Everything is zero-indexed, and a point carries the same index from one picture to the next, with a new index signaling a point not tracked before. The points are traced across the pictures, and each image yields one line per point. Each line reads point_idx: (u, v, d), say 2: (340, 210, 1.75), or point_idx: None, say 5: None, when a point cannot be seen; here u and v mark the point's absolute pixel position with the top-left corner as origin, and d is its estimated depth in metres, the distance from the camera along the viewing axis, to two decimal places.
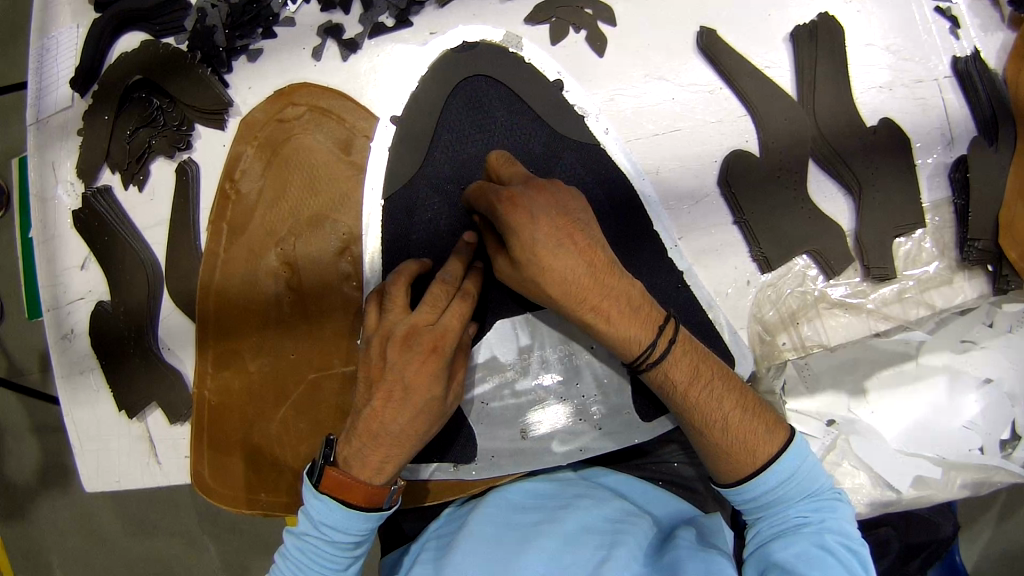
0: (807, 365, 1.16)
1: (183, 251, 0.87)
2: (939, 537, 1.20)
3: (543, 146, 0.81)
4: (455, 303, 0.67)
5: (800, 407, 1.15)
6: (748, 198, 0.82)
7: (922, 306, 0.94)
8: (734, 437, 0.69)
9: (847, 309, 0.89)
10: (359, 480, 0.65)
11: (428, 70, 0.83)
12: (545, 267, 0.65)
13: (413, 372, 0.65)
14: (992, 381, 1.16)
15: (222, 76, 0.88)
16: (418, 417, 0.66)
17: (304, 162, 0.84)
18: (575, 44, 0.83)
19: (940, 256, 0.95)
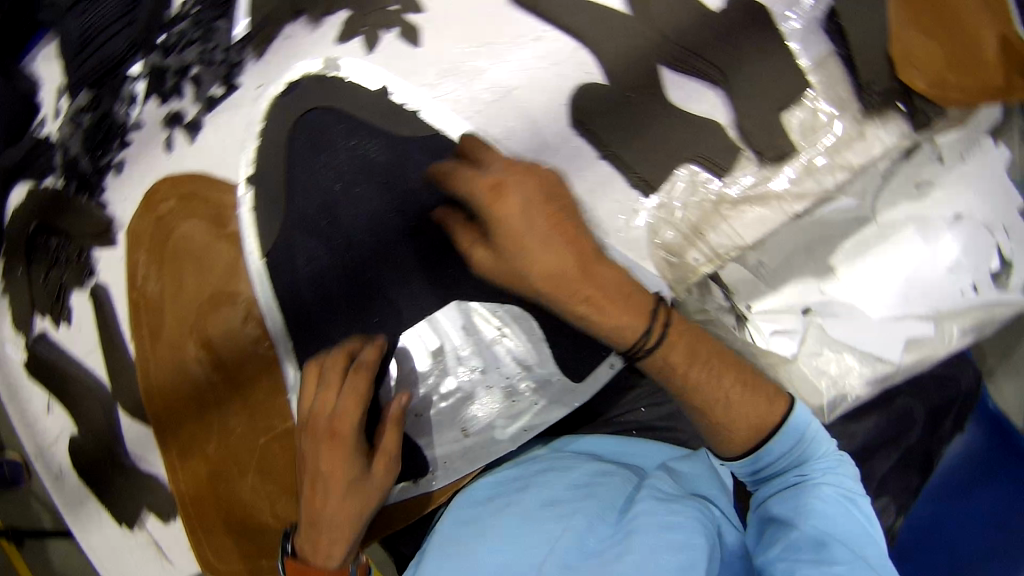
0: (760, 262, 1.08)
1: (121, 365, 0.91)
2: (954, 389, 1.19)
3: (391, 155, 0.81)
4: (352, 388, 0.77)
5: (768, 307, 1.09)
6: (608, 129, 0.79)
7: (840, 170, 0.90)
8: (738, 411, 0.74)
9: (759, 203, 0.86)
10: (313, 564, 0.77)
11: (267, 122, 0.85)
12: (541, 246, 0.69)
13: (333, 457, 0.76)
14: (964, 216, 1.13)
15: (99, 198, 0.92)
16: (347, 496, 0.76)
17: (191, 249, 0.88)
18: (391, 44, 0.82)
19: (842, 114, 0.88)
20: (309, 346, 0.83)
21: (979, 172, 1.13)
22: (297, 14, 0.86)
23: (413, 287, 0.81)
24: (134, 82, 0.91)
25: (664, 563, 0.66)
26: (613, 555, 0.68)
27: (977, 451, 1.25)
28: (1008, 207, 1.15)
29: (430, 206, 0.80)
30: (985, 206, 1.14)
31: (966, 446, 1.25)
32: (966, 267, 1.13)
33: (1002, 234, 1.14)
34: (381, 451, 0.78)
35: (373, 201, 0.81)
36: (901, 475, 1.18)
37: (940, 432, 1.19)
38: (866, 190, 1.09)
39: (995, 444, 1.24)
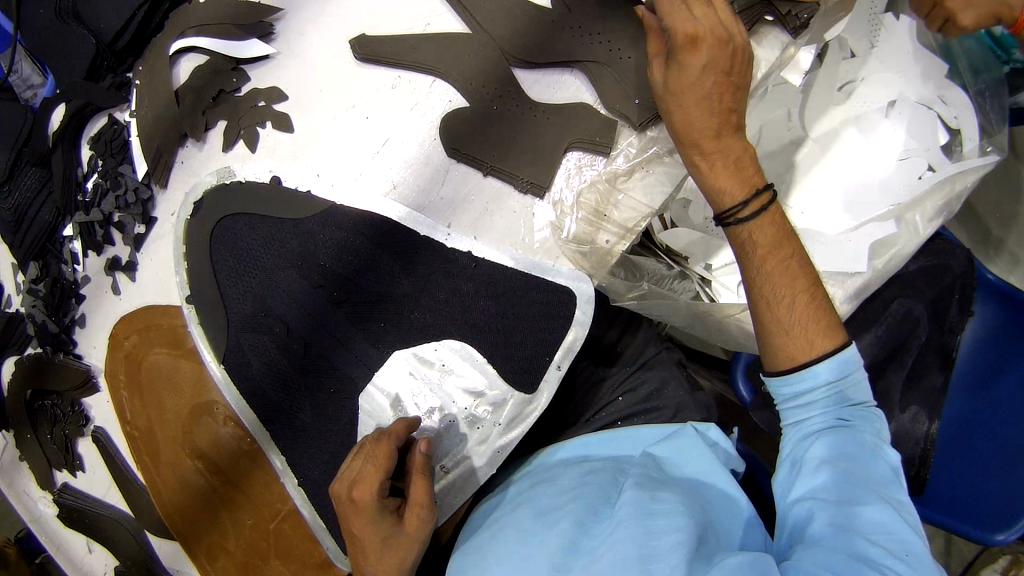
0: (708, 218, 0.90)
1: (134, 494, 0.99)
2: (955, 273, 1.04)
3: (297, 238, 0.86)
4: (372, 459, 0.73)
5: (727, 259, 0.90)
6: (474, 148, 0.82)
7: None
8: (796, 317, 0.69)
9: (654, 165, 0.81)
10: None
11: (187, 242, 0.91)
12: (696, 82, 0.69)
13: (361, 524, 0.72)
14: (896, 102, 1.08)
15: (74, 352, 1.00)
16: (386, 560, 0.71)
17: (159, 374, 0.94)
18: (268, 137, 0.89)
19: None
20: (279, 428, 0.88)
21: (894, 51, 1.08)
22: (184, 137, 0.93)
23: (353, 350, 0.84)
24: (71, 242, 0.99)
25: (660, 548, 0.62)
26: (600, 549, 0.64)
27: (992, 328, 1.04)
28: (931, 76, 1.08)
29: (346, 272, 0.84)
30: (914, 83, 1.08)
31: (980, 327, 1.05)
32: (917, 150, 1.07)
33: (939, 103, 1.07)
34: (412, 503, 0.73)
35: (297, 285, 0.86)
36: (922, 378, 1.03)
37: (951, 322, 1.04)
38: (788, 111, 1.07)
39: (1010, 315, 1.02)
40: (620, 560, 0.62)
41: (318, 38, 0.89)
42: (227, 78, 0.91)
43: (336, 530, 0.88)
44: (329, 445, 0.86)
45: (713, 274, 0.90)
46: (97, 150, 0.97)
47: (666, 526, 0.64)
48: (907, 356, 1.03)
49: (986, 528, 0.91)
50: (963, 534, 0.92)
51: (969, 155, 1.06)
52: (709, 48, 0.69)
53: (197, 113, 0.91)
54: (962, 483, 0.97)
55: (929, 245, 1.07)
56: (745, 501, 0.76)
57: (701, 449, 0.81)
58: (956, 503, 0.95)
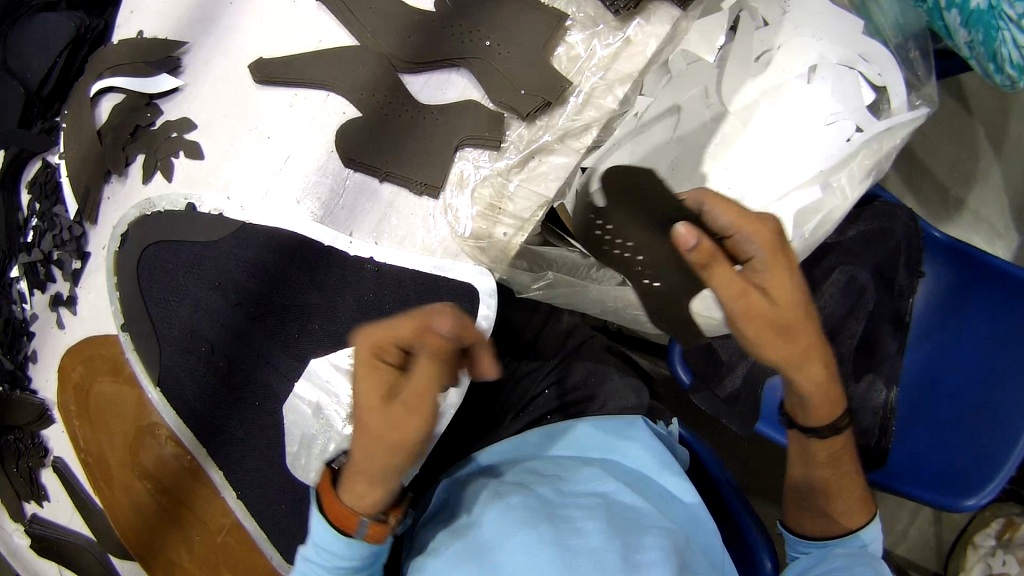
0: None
1: (95, 519, 1.02)
2: (897, 236, 0.97)
3: (212, 261, 0.89)
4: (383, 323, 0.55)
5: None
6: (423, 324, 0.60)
7: (618, 83, 0.87)
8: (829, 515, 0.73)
9: (546, 153, 0.84)
10: (349, 506, 0.55)
11: (118, 272, 0.95)
12: (775, 335, 0.63)
13: (417, 380, 0.53)
14: (818, 65, 1.01)
15: (29, 388, 1.04)
16: (392, 434, 0.53)
17: (105, 403, 0.98)
18: (183, 166, 0.92)
19: (595, 30, 0.87)
20: (216, 444, 0.91)
21: (810, 14, 1.03)
22: (108, 174, 0.97)
23: (273, 363, 0.87)
24: (17, 283, 1.03)
25: (643, 557, 0.64)
26: (583, 550, 0.64)
27: (949, 286, 0.97)
28: (850, 34, 1.02)
29: (259, 288, 0.87)
30: (833, 45, 1.02)
31: (936, 286, 0.98)
32: (843, 113, 1.00)
33: (861, 62, 1.01)
34: (402, 398, 0.53)
35: (219, 305, 0.89)
36: (872, 348, 0.97)
37: (900, 286, 0.97)
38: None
39: (968, 273, 0.95)
40: (605, 564, 0.63)
41: (220, 67, 0.92)
42: (141, 114, 0.95)
43: (279, 541, 0.90)
44: (262, 458, 0.89)
45: None
46: (34, 193, 1.02)
47: (647, 542, 0.66)
48: (854, 322, 0.98)
49: (954, 495, 0.85)
50: (933, 502, 0.87)
51: (897, 111, 1.01)
52: (397, 424, 0.53)
53: (117, 150, 0.95)
54: (931, 449, 0.91)
55: (867, 208, 1.01)
56: (696, 503, 0.78)
57: (640, 446, 0.83)
58: (925, 472, 0.90)
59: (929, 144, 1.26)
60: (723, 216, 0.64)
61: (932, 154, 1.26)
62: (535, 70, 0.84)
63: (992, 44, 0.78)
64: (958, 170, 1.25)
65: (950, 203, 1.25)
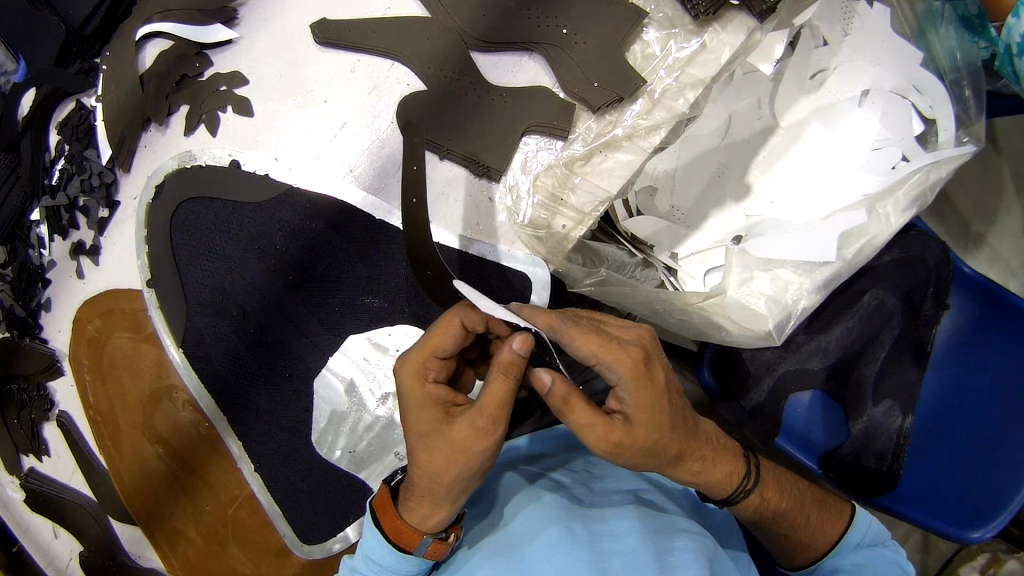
0: (673, 206, 1.01)
1: (96, 478, 0.98)
2: (930, 265, 0.94)
3: (249, 224, 0.86)
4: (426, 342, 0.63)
5: (694, 249, 1.00)
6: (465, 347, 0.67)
7: (691, 87, 0.83)
8: (809, 535, 0.76)
9: (611, 149, 0.81)
10: (410, 527, 0.62)
11: (149, 226, 0.91)
12: (652, 450, 0.64)
13: (484, 402, 0.58)
14: (870, 92, 1.01)
15: (40, 337, 1.00)
16: (463, 461, 0.59)
17: (120, 360, 0.94)
18: (228, 121, 0.88)
19: (672, 29, 0.84)
20: (237, 412, 0.88)
21: (868, 39, 1.01)
22: (147, 123, 0.93)
23: (307, 333, 0.84)
24: (37, 227, 0.98)
25: (677, 560, 0.64)
26: (616, 550, 0.64)
27: (972, 320, 0.95)
28: (908, 61, 0.99)
29: (299, 255, 0.84)
30: (889, 72, 1.00)
31: (956, 321, 0.96)
32: (890, 140, 0.99)
33: (915, 91, 0.98)
34: (474, 415, 0.58)
35: (253, 270, 0.86)
36: (897, 372, 0.94)
37: (926, 317, 0.95)
38: (757, 100, 1.03)
39: (990, 309, 0.93)
40: (640, 565, 0.63)
41: (278, 24, 0.89)
42: (190, 63, 0.91)
43: (293, 515, 0.88)
44: (284, 430, 0.87)
45: (679, 263, 0.99)
46: (65, 135, 0.97)
47: (681, 544, 0.66)
48: (880, 347, 0.95)
49: (961, 525, 0.85)
50: (940, 532, 0.86)
51: (944, 145, 0.97)
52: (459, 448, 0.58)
53: (159, 99, 0.91)
54: (943, 480, 0.89)
55: (904, 235, 0.98)
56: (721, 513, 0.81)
57: None
58: (932, 500, 0.88)
59: (960, 179, 1.26)
60: (580, 349, 0.60)
61: (971, 190, 1.26)
62: (608, 62, 0.82)
63: None
64: (995, 208, 1.25)
65: (980, 240, 1.26)
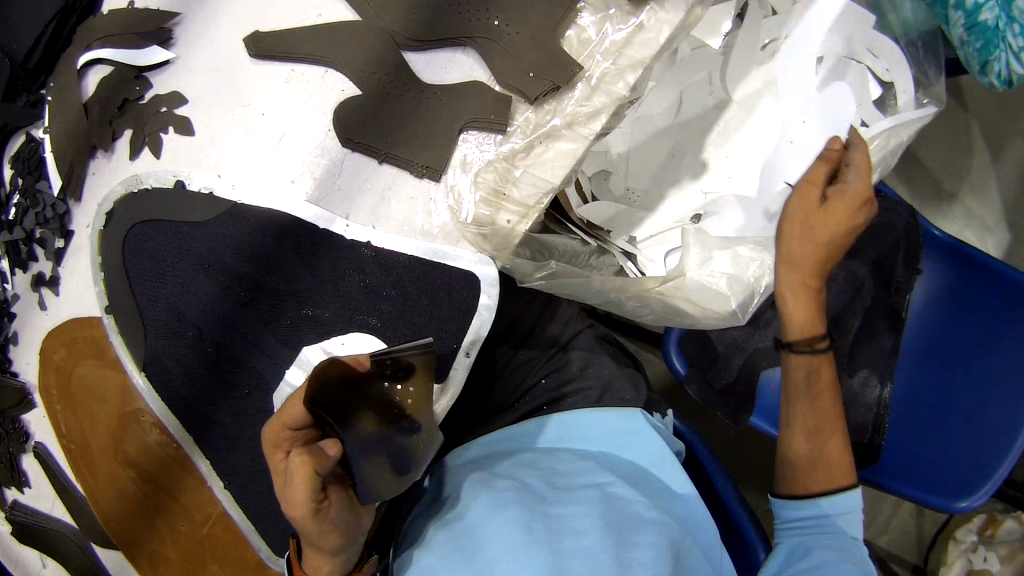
0: (628, 188, 1.07)
1: (76, 505, 0.99)
2: (896, 233, 1.12)
3: (200, 241, 0.86)
4: (280, 415, 0.68)
5: (651, 230, 1.06)
6: (340, 401, 0.71)
7: (630, 69, 0.82)
8: (810, 474, 0.89)
9: (553, 139, 0.81)
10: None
11: (103, 253, 0.91)
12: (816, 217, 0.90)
13: (295, 486, 0.64)
14: (823, 59, 1.03)
15: (9, 371, 1.01)
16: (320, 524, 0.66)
17: (87, 387, 0.95)
18: (171, 142, 0.88)
19: (604, 17, 0.83)
20: (203, 431, 0.88)
21: None
22: (93, 149, 0.93)
23: (264, 348, 0.84)
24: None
25: (635, 561, 0.67)
26: (574, 554, 0.67)
27: (945, 281, 1.12)
28: (861, 26, 1.03)
29: (249, 271, 0.84)
30: (845, 35, 1.04)
31: (933, 281, 1.13)
32: None
33: (869, 56, 1.05)
34: (291, 501, 0.65)
35: (205, 288, 0.85)
36: None
37: (897, 281, 1.12)
38: (709, 75, 1.09)
39: (961, 269, 1.10)
40: (596, 566, 0.66)
41: (213, 40, 0.88)
42: (130, 87, 0.90)
43: (266, 529, 0.89)
44: (251, 443, 0.87)
45: (637, 246, 1.05)
46: (18, 167, 0.98)
47: (641, 542, 0.68)
48: None
49: (949, 497, 0.99)
50: (926, 502, 1.01)
51: (903, 109, 1.05)
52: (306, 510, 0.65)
53: (103, 125, 0.91)
54: (923, 451, 1.05)
55: None
56: (693, 496, 0.82)
57: (643, 439, 0.85)
58: (914, 471, 1.04)
59: None
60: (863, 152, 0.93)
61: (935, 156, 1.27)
62: (543, 52, 0.81)
63: (985, 57, 0.96)
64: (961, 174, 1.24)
65: None
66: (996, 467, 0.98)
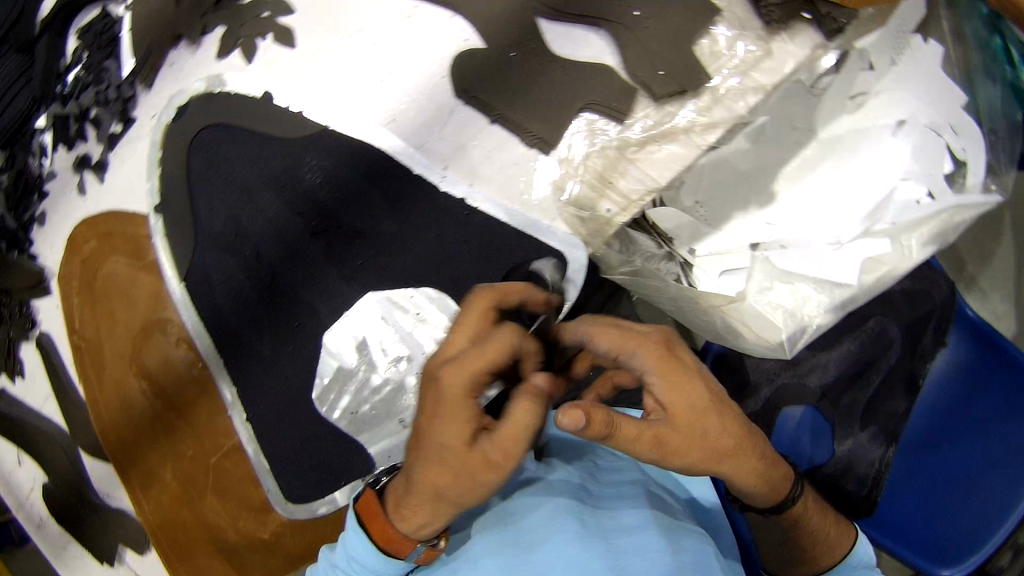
0: (697, 202, 0.96)
1: (72, 407, 0.93)
2: (934, 302, 0.97)
3: (278, 158, 0.81)
4: (487, 351, 0.57)
5: (712, 248, 0.95)
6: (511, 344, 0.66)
7: (753, 92, 0.80)
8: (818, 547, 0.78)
9: (667, 139, 0.79)
10: (407, 537, 0.61)
11: (165, 149, 0.85)
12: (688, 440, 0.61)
13: (513, 433, 0.56)
14: (904, 123, 0.96)
15: (29, 252, 0.94)
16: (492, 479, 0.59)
17: (115, 286, 0.88)
18: (266, 51, 0.82)
19: (741, 34, 0.80)
20: (237, 357, 0.83)
21: (921, 71, 0.96)
22: (177, 40, 0.86)
23: (325, 283, 0.80)
24: (42, 134, 0.92)
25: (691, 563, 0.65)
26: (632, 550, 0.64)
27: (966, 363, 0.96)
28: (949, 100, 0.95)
29: (328, 200, 0.80)
30: (930, 107, 0.95)
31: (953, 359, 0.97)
32: (917, 174, 0.95)
33: (950, 132, 0.95)
34: (504, 448, 0.56)
35: (275, 207, 0.81)
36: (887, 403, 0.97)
37: None
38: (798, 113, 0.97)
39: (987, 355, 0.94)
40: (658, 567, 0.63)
41: None
42: None
43: (281, 472, 0.85)
44: (286, 379, 0.82)
45: (695, 259, 0.95)
46: (86, 41, 0.91)
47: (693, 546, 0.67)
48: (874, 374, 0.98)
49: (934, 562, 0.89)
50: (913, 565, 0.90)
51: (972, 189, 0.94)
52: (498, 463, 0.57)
53: (196, 17, 0.85)
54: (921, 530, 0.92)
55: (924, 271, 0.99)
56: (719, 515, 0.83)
57: None
58: None
59: None
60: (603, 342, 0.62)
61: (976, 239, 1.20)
62: (676, 53, 0.79)
63: None
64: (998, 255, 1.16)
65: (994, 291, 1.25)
66: (987, 538, 0.87)
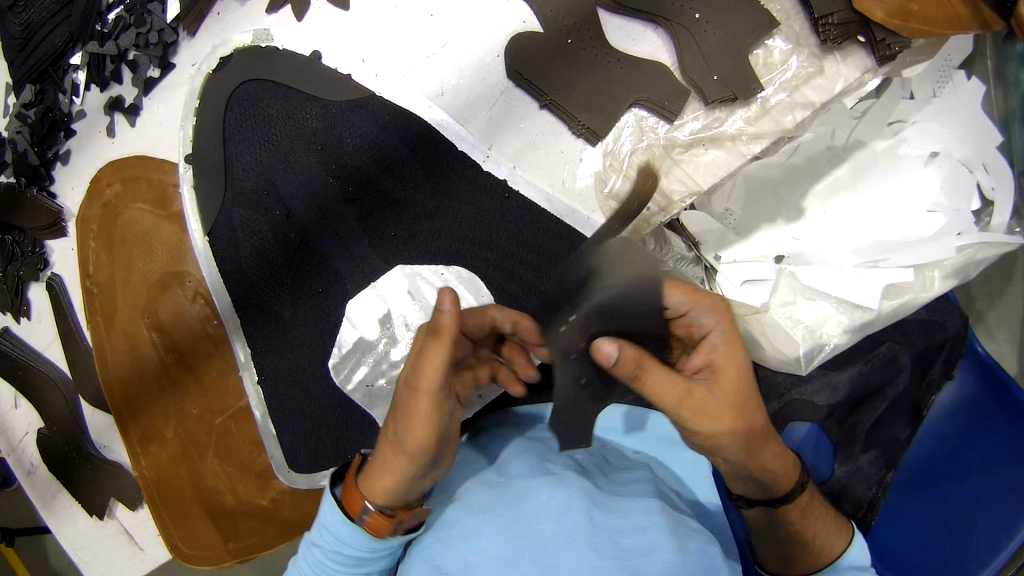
0: (728, 209, 0.91)
1: (78, 354, 0.91)
2: (947, 333, 0.87)
3: (318, 120, 0.80)
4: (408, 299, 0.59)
5: (737, 257, 0.91)
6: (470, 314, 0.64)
7: (801, 107, 0.80)
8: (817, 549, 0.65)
9: (714, 145, 0.79)
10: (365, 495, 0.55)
11: (203, 100, 0.83)
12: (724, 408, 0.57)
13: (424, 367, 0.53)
14: (939, 154, 0.87)
15: (49, 190, 0.91)
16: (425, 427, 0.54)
17: (135, 232, 0.86)
18: (318, 11, 0.80)
19: (796, 49, 0.80)
20: (258, 317, 0.82)
21: (961, 100, 0.87)
22: None
23: (356, 251, 0.80)
24: (75, 72, 0.89)
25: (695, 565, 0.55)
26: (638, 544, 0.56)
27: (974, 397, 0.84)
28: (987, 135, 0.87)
29: (365, 168, 0.79)
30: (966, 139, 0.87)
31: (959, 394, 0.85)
32: (946, 208, 0.87)
33: (983, 170, 0.87)
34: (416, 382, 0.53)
35: (311, 168, 0.80)
36: None
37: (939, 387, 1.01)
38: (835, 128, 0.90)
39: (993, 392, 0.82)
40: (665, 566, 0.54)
41: None
42: None
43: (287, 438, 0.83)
44: (304, 344, 0.81)
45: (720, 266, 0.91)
46: None
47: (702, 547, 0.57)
48: None
49: None
50: None
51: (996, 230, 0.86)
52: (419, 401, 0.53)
53: None
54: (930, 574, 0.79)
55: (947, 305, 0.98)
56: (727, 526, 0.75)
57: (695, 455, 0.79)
58: None
59: None
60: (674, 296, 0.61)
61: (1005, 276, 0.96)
62: (734, 58, 0.77)
63: None
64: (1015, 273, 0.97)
65: None
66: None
